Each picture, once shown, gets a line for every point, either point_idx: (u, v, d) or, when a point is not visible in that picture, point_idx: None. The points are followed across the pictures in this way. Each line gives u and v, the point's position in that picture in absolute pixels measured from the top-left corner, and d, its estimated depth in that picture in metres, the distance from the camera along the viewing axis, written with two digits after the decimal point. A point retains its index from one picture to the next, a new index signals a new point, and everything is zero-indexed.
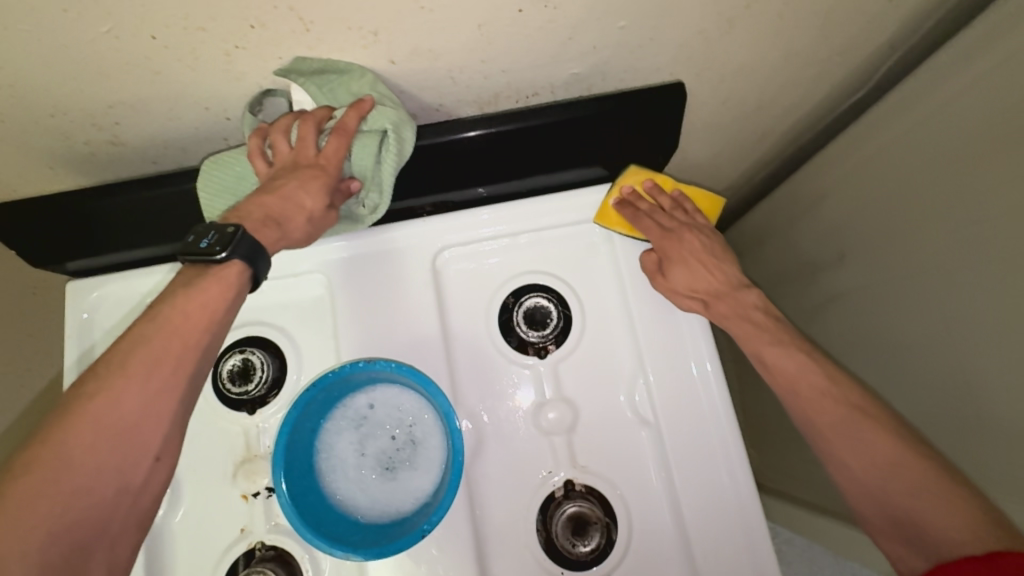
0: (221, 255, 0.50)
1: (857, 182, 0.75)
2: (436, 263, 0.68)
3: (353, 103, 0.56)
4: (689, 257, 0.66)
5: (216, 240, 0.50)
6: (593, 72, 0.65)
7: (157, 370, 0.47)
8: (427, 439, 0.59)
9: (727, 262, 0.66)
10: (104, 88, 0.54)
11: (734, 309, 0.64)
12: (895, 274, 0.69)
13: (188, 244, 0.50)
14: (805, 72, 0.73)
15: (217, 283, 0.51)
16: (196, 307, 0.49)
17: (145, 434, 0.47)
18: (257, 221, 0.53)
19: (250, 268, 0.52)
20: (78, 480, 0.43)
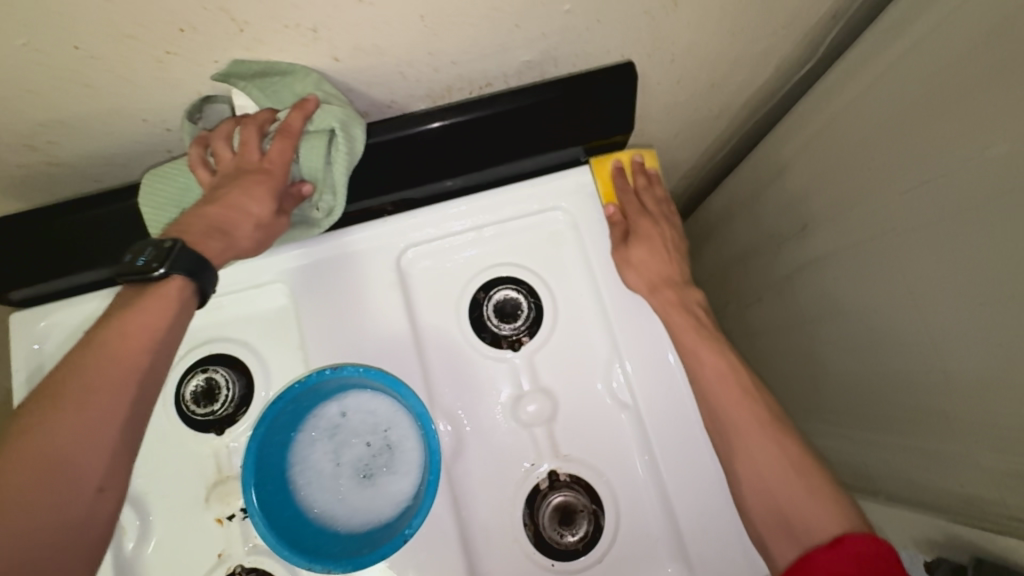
0: (159, 271, 0.47)
1: (815, 151, 0.76)
2: (401, 263, 0.66)
3: (297, 103, 0.54)
4: (654, 239, 0.68)
5: (150, 257, 0.48)
6: (544, 58, 0.64)
7: (103, 396, 0.45)
8: (404, 442, 0.58)
9: (682, 264, 0.69)
10: (30, 105, 0.51)
11: (679, 300, 0.65)
12: (857, 238, 0.70)
13: (124, 264, 0.48)
14: (753, 47, 0.74)
15: (154, 302, 0.48)
16: (134, 327, 0.47)
17: (97, 465, 0.44)
18: (201, 234, 0.51)
19: (194, 283, 0.50)
20: (16, 522, 0.40)
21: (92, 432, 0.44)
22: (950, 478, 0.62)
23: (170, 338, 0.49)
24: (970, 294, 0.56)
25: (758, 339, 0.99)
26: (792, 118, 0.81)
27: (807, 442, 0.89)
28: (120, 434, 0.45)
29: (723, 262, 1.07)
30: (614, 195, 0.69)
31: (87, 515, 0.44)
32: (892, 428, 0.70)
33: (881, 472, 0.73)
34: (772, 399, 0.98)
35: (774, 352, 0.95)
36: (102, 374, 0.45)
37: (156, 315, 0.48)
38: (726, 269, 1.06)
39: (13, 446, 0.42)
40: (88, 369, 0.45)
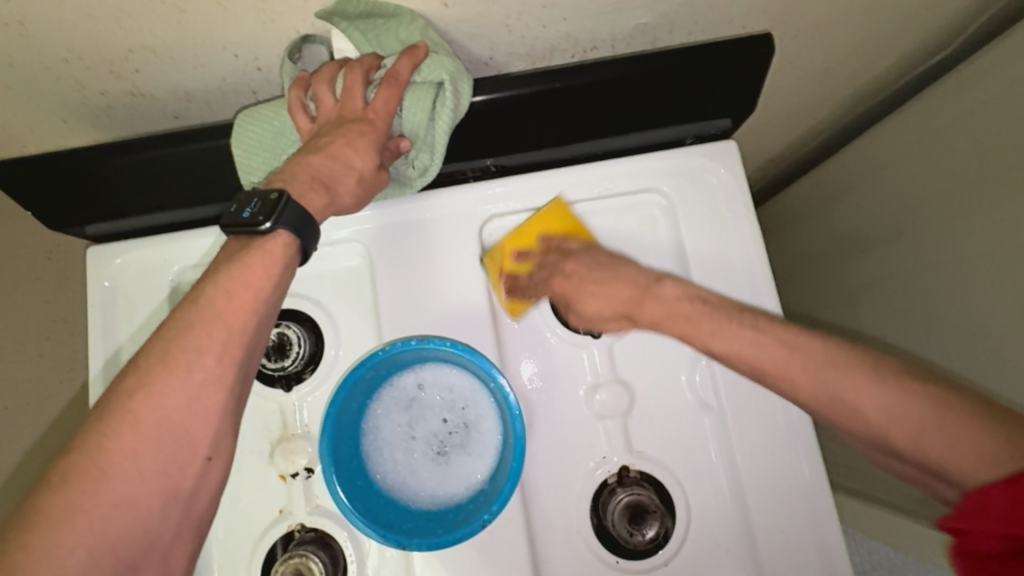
0: (265, 225, 0.45)
1: (936, 149, 0.69)
2: (484, 232, 0.63)
3: (405, 49, 0.50)
4: (592, 285, 0.58)
5: (259, 209, 0.46)
6: (660, 23, 0.58)
7: (211, 357, 0.43)
8: (480, 422, 0.56)
9: (628, 263, 0.58)
10: (123, 28, 0.48)
11: (656, 311, 0.55)
12: (976, 252, 0.64)
13: (231, 214, 0.46)
14: (886, 29, 0.66)
15: (261, 255, 0.46)
16: (240, 285, 0.45)
17: (202, 433, 0.43)
18: (309, 187, 0.48)
19: (299, 242, 0.48)
20: (116, 483, 0.39)
21: (199, 397, 0.42)
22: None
23: (274, 294, 0.46)
24: None
25: None
26: (908, 111, 0.73)
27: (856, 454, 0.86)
28: (225, 397, 0.44)
29: (792, 261, 1.02)
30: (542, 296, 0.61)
31: (195, 483, 0.43)
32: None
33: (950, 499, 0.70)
34: None
35: None
36: (208, 334, 0.43)
37: (263, 274, 0.46)
38: (795, 269, 1.01)
39: (122, 404, 0.41)
40: (196, 324, 0.43)
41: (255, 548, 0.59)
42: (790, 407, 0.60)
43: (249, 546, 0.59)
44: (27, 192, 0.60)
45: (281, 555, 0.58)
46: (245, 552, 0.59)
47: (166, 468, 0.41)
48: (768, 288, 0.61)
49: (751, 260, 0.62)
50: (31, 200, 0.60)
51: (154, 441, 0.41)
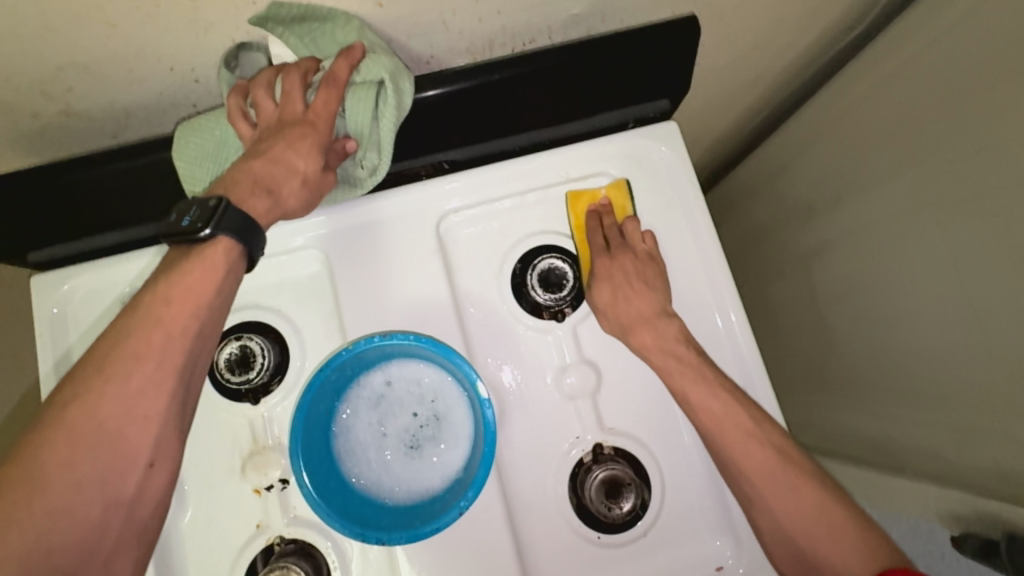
0: (205, 232, 0.45)
1: (865, 118, 0.73)
2: (441, 228, 0.63)
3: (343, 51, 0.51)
4: (618, 276, 0.61)
5: (196, 217, 0.45)
6: (592, 11, 0.59)
7: (148, 365, 0.43)
8: (451, 413, 0.57)
9: (658, 288, 0.61)
10: (49, 47, 0.47)
11: (656, 342, 0.59)
12: (908, 211, 0.69)
13: (170, 223, 0.45)
14: (805, 7, 0.70)
15: (201, 261, 0.46)
16: (179, 292, 0.45)
17: (142, 440, 0.42)
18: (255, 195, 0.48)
19: (244, 247, 0.47)
20: (56, 500, 0.38)
21: (137, 403, 0.42)
22: (979, 453, 0.65)
23: (221, 298, 0.46)
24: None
25: (778, 316, 1.00)
26: (838, 83, 0.78)
27: (828, 420, 0.91)
28: (168, 402, 0.43)
29: (745, 238, 1.06)
30: (588, 253, 0.63)
31: (137, 491, 0.42)
32: (918, 411, 0.73)
33: (905, 450, 0.76)
34: (788, 371, 1.00)
35: (796, 330, 0.95)
36: (154, 343, 0.43)
37: (206, 281, 0.46)
38: (748, 246, 1.05)
39: (58, 419, 0.40)
40: (138, 332, 0.43)
41: (236, 565, 0.58)
42: (753, 377, 0.64)
43: (228, 564, 0.58)
44: None
45: (262, 569, 0.57)
46: (225, 570, 0.58)
47: (107, 480, 0.41)
48: (719, 261, 0.64)
49: (703, 241, 0.65)
50: None
51: (92, 452, 0.40)
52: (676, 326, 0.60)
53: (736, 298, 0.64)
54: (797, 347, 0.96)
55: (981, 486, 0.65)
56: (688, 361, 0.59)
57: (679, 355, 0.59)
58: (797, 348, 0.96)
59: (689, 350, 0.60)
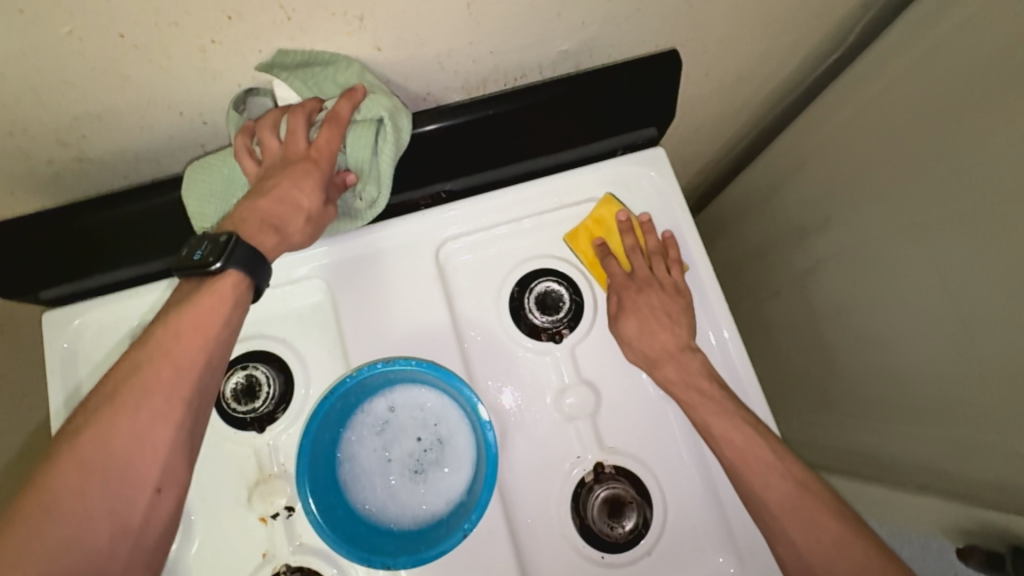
0: (215, 266, 0.47)
1: (847, 140, 0.77)
2: (440, 256, 0.65)
3: (344, 93, 0.53)
4: (645, 309, 0.63)
5: (208, 251, 0.47)
6: (580, 49, 0.63)
7: (158, 396, 0.44)
8: (454, 436, 0.58)
9: (682, 321, 0.63)
10: (67, 97, 0.50)
11: (679, 377, 0.61)
12: (894, 228, 0.71)
13: (182, 257, 0.48)
14: (783, 38, 0.74)
15: (212, 293, 0.48)
16: (188, 325, 0.46)
17: (149, 470, 0.43)
18: (262, 233, 0.51)
19: (252, 282, 0.49)
20: (66, 529, 0.39)
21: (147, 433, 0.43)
22: (976, 463, 0.66)
23: (229, 330, 0.48)
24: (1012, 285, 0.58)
25: (774, 332, 1.01)
26: (819, 108, 0.81)
27: (829, 434, 0.92)
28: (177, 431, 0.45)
29: (738, 256, 1.08)
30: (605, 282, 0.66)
31: (144, 520, 0.43)
32: (916, 422, 0.74)
33: (904, 462, 0.76)
34: (787, 386, 1.01)
35: (793, 346, 0.97)
36: (165, 375, 0.45)
37: (216, 313, 0.47)
38: (742, 264, 1.08)
39: (72, 451, 0.41)
40: (149, 364, 0.45)
41: None
42: (749, 392, 0.65)
43: None
44: None
45: None
46: None
47: (117, 509, 0.42)
48: (710, 281, 0.67)
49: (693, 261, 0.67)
50: None
51: (102, 481, 0.41)
52: (700, 360, 0.62)
53: (728, 316, 0.66)
54: (795, 363, 0.98)
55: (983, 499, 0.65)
56: (718, 400, 0.59)
57: (709, 393, 0.60)
58: (795, 364, 0.98)
59: (717, 388, 0.60)
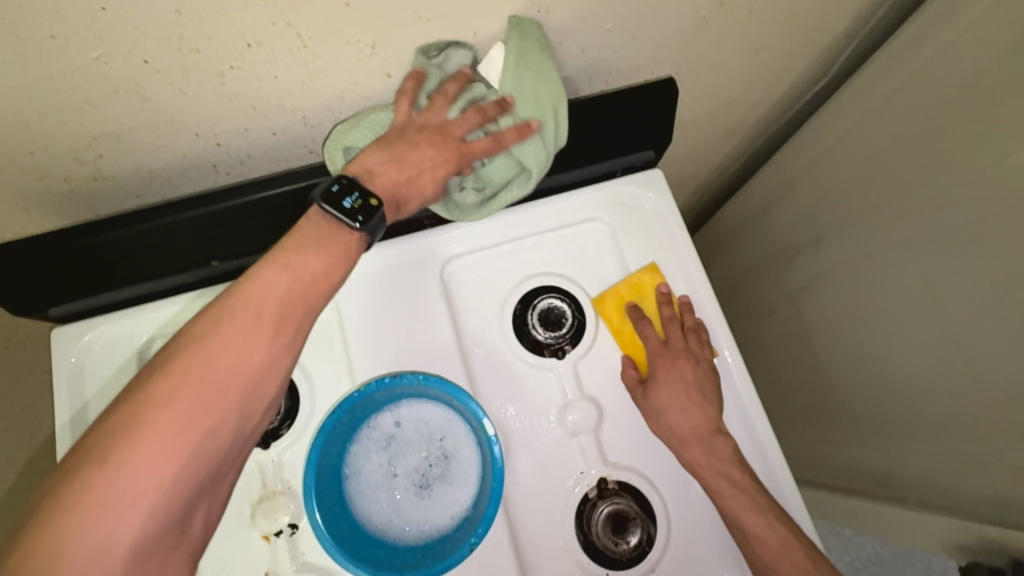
0: (357, 224, 0.52)
1: (836, 162, 0.80)
2: (445, 273, 0.67)
3: (519, 124, 0.58)
4: (677, 386, 0.62)
5: (359, 206, 0.52)
6: (580, 74, 0.67)
7: (229, 353, 0.45)
8: (459, 451, 0.58)
9: (713, 404, 0.63)
10: (88, 118, 0.52)
11: (707, 462, 0.60)
12: (885, 246, 0.74)
13: (332, 195, 0.52)
14: (772, 65, 0.77)
15: (311, 260, 0.50)
16: (279, 285, 0.48)
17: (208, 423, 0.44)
18: (387, 201, 0.55)
19: (370, 243, 0.55)
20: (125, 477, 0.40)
21: (220, 392, 0.45)
22: (977, 477, 0.67)
23: (324, 296, 0.51)
24: (1000, 299, 0.60)
25: (772, 349, 1.03)
26: (807, 132, 0.85)
27: (829, 452, 0.92)
28: (248, 386, 0.47)
29: (734, 275, 1.11)
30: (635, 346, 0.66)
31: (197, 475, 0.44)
32: (913, 436, 0.75)
33: (905, 477, 0.77)
34: (786, 404, 1.02)
35: (790, 363, 0.98)
36: (254, 337, 0.47)
37: (312, 284, 0.50)
38: (737, 283, 1.10)
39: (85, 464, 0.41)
40: (238, 324, 0.46)
41: None
42: (749, 410, 0.66)
43: None
44: None
45: None
46: None
47: (182, 469, 0.43)
48: (709, 298, 0.68)
49: (705, 314, 0.68)
50: None
51: (172, 439, 0.42)
52: (729, 446, 0.61)
53: (729, 338, 0.67)
54: (793, 380, 0.99)
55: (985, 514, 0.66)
56: (744, 487, 0.59)
57: (735, 479, 0.59)
58: (793, 381, 0.99)
59: (744, 474, 0.60)
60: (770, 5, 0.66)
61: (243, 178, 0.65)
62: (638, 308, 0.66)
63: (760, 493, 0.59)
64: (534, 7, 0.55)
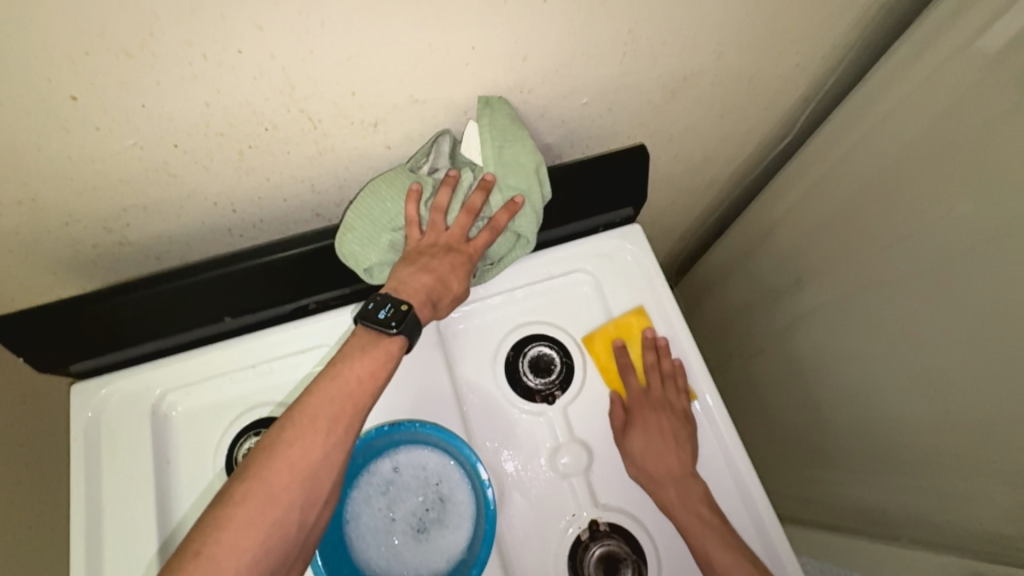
0: (393, 329, 0.57)
1: (807, 211, 0.86)
2: (441, 324, 0.71)
3: (504, 204, 0.64)
4: (655, 428, 0.67)
5: (392, 314, 0.58)
6: (562, 141, 0.75)
7: (286, 460, 0.50)
8: (454, 495, 0.61)
9: (688, 448, 0.66)
10: (120, 193, 0.58)
11: (680, 501, 0.64)
12: (857, 289, 0.79)
13: (369, 312, 0.58)
14: (739, 127, 0.85)
15: (356, 364, 0.56)
16: (326, 397, 0.54)
17: (270, 526, 0.48)
18: (420, 303, 0.60)
19: (410, 343, 0.60)
20: None
21: (283, 493, 0.49)
22: (966, 511, 0.69)
23: (371, 397, 0.56)
24: (966, 335, 0.65)
25: (765, 388, 1.06)
26: (776, 184, 0.92)
27: (824, 489, 0.94)
28: (308, 482, 0.51)
29: (723, 316, 1.15)
30: (614, 380, 0.71)
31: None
32: (904, 472, 0.77)
33: (898, 514, 0.79)
34: (784, 440, 1.04)
35: (783, 401, 1.02)
36: (310, 439, 0.51)
37: (359, 385, 0.56)
38: (727, 323, 1.14)
39: None
40: (298, 431, 0.52)
41: None
42: (731, 451, 0.68)
43: None
44: (15, 340, 0.64)
45: None
46: None
47: (251, 563, 0.47)
48: (688, 343, 0.72)
49: (671, 322, 0.73)
50: (18, 346, 0.65)
51: (244, 532, 0.47)
52: (701, 489, 0.65)
53: (711, 385, 0.71)
54: (786, 417, 1.02)
55: (975, 549, 0.68)
56: (712, 525, 0.62)
57: (707, 520, 0.62)
58: (786, 418, 1.02)
59: (717, 517, 0.63)
60: (731, 79, 0.74)
61: (254, 240, 0.71)
62: (624, 349, 0.71)
63: (729, 531, 0.62)
64: (517, 88, 0.63)
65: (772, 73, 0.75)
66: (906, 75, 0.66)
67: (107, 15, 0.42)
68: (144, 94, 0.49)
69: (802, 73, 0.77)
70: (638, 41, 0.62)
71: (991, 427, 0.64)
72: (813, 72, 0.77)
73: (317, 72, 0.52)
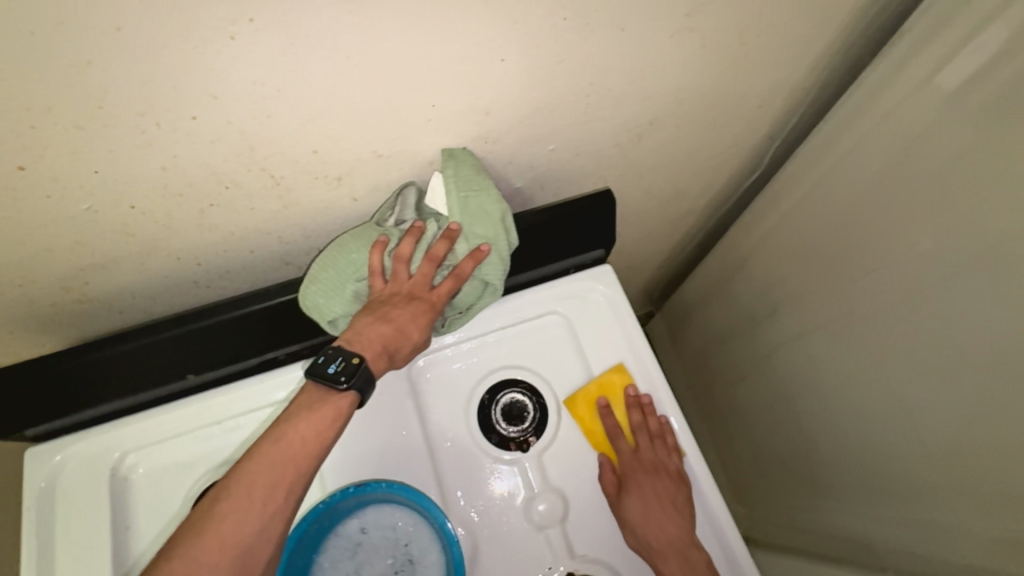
0: (343, 384, 0.57)
1: (776, 244, 0.87)
2: (412, 373, 0.70)
3: (469, 252, 0.63)
4: (654, 511, 0.64)
5: (342, 368, 0.57)
6: (532, 184, 0.75)
7: (221, 531, 0.50)
8: (424, 555, 0.59)
9: (686, 513, 0.65)
10: (77, 255, 0.57)
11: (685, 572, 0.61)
12: (828, 321, 0.80)
13: (319, 366, 0.57)
14: (706, 164, 0.87)
15: (302, 425, 0.55)
16: (266, 464, 0.53)
17: None
18: (375, 355, 0.59)
19: (362, 399, 0.59)
20: None
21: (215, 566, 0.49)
22: (942, 545, 0.69)
23: (317, 458, 0.55)
24: (932, 371, 0.65)
25: (748, 414, 1.07)
26: (747, 217, 0.93)
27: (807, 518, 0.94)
28: (244, 554, 0.51)
29: (704, 342, 1.16)
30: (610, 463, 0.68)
31: None
32: (883, 502, 0.77)
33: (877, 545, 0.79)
34: (767, 466, 1.04)
35: (765, 426, 1.02)
36: (246, 509, 0.51)
37: (305, 446, 0.55)
38: (708, 350, 1.15)
39: None
40: (234, 501, 0.51)
41: None
42: (713, 506, 0.68)
43: None
44: None
45: None
46: None
47: None
48: (659, 380, 0.72)
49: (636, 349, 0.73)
50: None
51: None
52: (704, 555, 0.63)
53: (678, 413, 0.71)
54: (769, 443, 1.02)
55: None
56: None
57: (686, 552, 0.62)
58: (769, 444, 1.02)
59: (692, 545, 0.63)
60: (694, 121, 0.75)
61: (221, 291, 0.70)
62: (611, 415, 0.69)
63: None
64: (482, 139, 0.64)
65: (734, 115, 0.77)
66: (861, 118, 0.68)
67: (53, 91, 0.42)
68: (96, 161, 0.48)
69: (764, 114, 0.79)
70: (600, 91, 0.63)
71: (960, 460, 0.64)
72: (775, 113, 0.79)
73: (276, 133, 0.52)
